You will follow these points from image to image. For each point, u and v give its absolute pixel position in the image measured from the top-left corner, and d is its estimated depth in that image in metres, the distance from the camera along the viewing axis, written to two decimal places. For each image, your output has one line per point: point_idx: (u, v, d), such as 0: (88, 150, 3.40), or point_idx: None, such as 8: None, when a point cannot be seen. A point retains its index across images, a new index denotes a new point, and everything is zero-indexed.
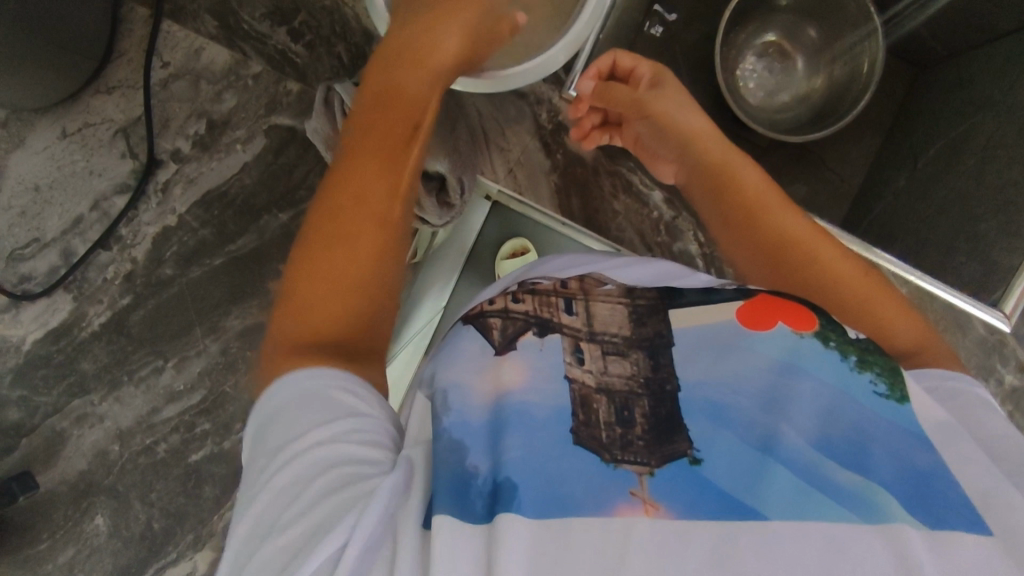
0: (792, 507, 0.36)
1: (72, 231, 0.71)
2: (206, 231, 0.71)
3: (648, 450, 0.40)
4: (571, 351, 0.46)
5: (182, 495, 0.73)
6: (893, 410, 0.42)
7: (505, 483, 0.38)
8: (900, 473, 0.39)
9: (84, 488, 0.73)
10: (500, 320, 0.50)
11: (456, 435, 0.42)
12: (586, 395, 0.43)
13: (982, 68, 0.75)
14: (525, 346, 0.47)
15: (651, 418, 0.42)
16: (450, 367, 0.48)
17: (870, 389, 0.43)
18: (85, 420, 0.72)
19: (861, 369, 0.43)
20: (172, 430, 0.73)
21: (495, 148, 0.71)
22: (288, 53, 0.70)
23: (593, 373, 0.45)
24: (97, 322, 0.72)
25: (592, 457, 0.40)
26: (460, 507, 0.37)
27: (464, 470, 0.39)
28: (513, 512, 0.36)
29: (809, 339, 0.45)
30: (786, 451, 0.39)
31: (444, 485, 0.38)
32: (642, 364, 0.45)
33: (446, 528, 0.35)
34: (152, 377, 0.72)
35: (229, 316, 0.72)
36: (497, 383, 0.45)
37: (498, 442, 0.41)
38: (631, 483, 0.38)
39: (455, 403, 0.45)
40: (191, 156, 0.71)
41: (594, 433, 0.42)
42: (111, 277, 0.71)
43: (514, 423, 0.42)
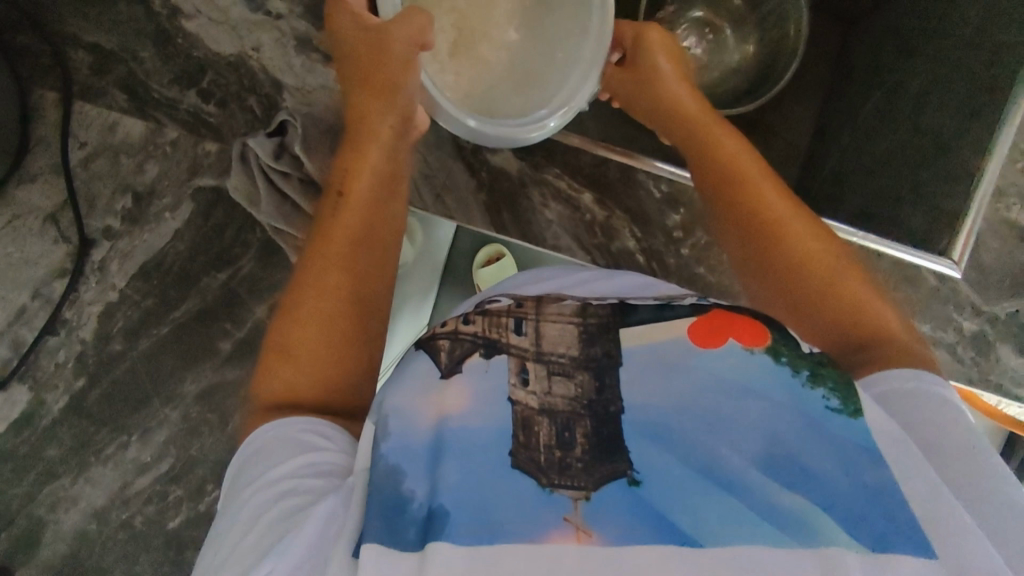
0: (731, 533, 0.39)
1: (18, 322, 0.72)
2: (150, 301, 0.72)
3: (585, 475, 0.42)
4: (517, 371, 0.47)
5: (166, 563, 0.73)
6: (845, 426, 0.44)
7: (439, 510, 0.40)
8: (845, 486, 0.41)
9: (69, 572, 0.73)
10: (448, 342, 0.51)
11: (393, 462, 0.43)
12: (528, 416, 0.45)
13: (908, 20, 0.78)
14: (471, 368, 0.48)
15: (592, 437, 0.44)
16: (398, 392, 0.48)
17: (823, 405, 0.44)
18: (60, 504, 0.73)
19: (812, 384, 0.45)
20: (146, 501, 0.73)
21: (420, 176, 0.70)
22: (200, 114, 0.69)
23: (536, 394, 0.46)
24: (56, 408, 0.72)
25: (530, 482, 0.42)
26: (390, 535, 0.38)
27: (401, 496, 0.41)
28: (441, 541, 0.38)
29: (759, 354, 0.47)
30: (727, 472, 0.42)
31: (379, 510, 0.40)
32: (586, 386, 0.47)
33: (373, 559, 0.37)
34: (118, 453, 0.73)
35: (184, 381, 0.72)
36: (439, 408, 0.47)
37: (436, 468, 0.43)
38: (564, 508, 0.40)
39: (397, 429, 0.45)
40: (122, 230, 0.71)
41: (533, 455, 0.44)
42: (62, 361, 0.72)
43: (451, 450, 0.44)
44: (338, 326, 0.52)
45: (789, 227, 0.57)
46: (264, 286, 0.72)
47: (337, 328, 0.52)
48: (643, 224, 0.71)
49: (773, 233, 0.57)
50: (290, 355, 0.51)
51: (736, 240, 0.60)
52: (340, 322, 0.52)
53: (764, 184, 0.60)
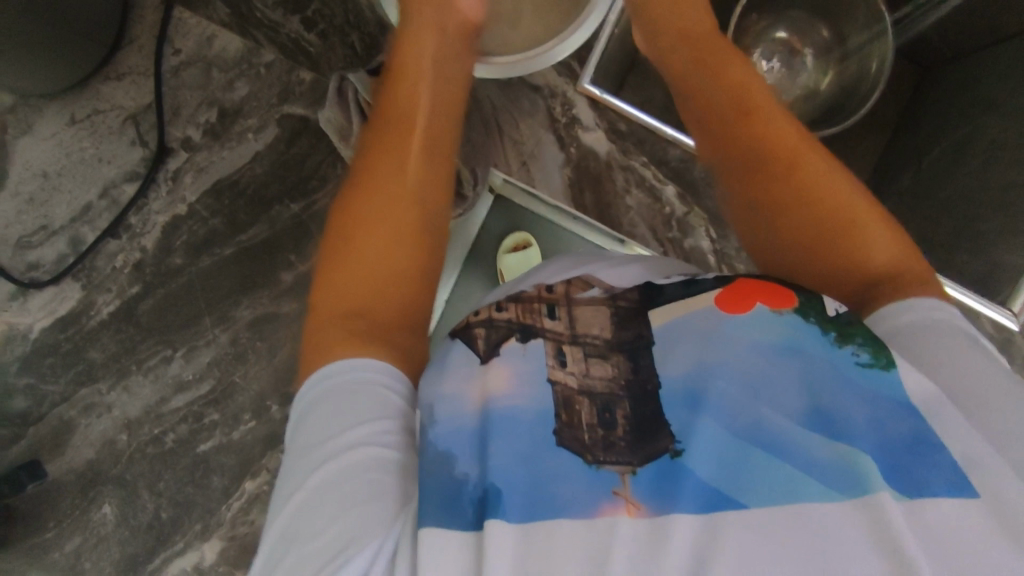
0: (774, 495, 0.33)
1: (80, 220, 0.70)
2: (217, 220, 0.71)
3: (631, 449, 0.37)
4: (554, 354, 0.40)
5: (190, 485, 0.73)
6: (877, 382, 0.36)
7: (492, 490, 0.36)
8: (883, 444, 0.34)
9: (91, 477, 0.72)
10: (484, 329, 0.42)
11: (443, 446, 0.38)
12: (568, 396, 0.39)
13: (990, 69, 0.73)
14: (508, 353, 0.41)
15: (632, 419, 0.38)
16: (431, 373, 0.41)
17: (851, 361, 0.37)
18: (93, 409, 0.72)
19: (840, 341, 0.37)
20: (181, 420, 0.72)
21: (509, 140, 0.69)
22: (301, 42, 0.68)
23: (575, 375, 0.39)
24: (105, 311, 0.71)
25: (576, 460, 0.36)
26: (449, 516, 0.34)
27: (451, 479, 0.36)
28: (497, 518, 0.34)
29: (788, 316, 0.39)
30: (759, 434, 0.35)
31: (425, 491, 0.36)
32: (620, 368, 0.40)
33: (433, 541, 0.33)
34: (160, 367, 0.72)
35: (239, 306, 0.72)
36: (482, 388, 0.40)
37: (484, 445, 0.38)
38: (613, 483, 0.35)
39: (442, 414, 0.39)
40: (202, 144, 0.70)
41: (577, 435, 0.37)
42: (120, 266, 0.71)
43: (498, 426, 0.38)
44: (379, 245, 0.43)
45: (798, 161, 0.46)
46: None
47: (373, 243, 0.43)
48: (720, 226, 0.69)
49: (780, 174, 0.46)
50: (327, 266, 0.43)
51: (742, 190, 0.48)
52: (382, 238, 0.44)
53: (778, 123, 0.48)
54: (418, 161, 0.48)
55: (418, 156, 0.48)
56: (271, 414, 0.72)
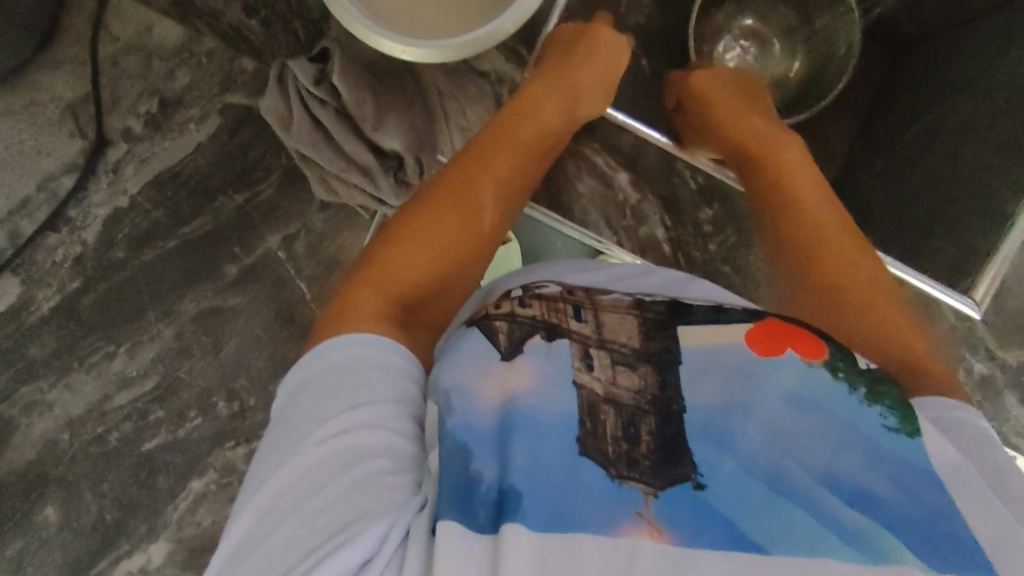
0: (801, 544, 0.30)
1: (21, 212, 0.69)
2: (160, 213, 0.69)
3: (653, 470, 0.33)
4: (581, 355, 0.38)
5: (135, 486, 0.71)
6: (902, 446, 0.35)
7: (511, 493, 0.31)
8: (913, 512, 0.32)
9: (33, 478, 0.71)
10: (506, 323, 0.39)
11: (460, 440, 0.34)
12: (593, 403, 0.36)
13: (964, 46, 0.63)
14: (532, 351, 0.38)
15: (657, 437, 0.35)
16: (450, 367, 0.37)
17: (879, 423, 0.35)
18: (34, 407, 0.70)
19: (870, 402, 0.36)
20: (125, 418, 0.70)
21: (456, 127, 0.67)
22: (242, 29, 0.66)
23: (602, 381, 0.37)
24: (46, 306, 0.70)
25: (594, 472, 0.33)
26: (462, 515, 0.30)
27: (464, 477, 0.32)
28: (517, 521, 0.30)
29: (818, 368, 0.37)
30: (788, 488, 0.33)
31: (444, 491, 0.31)
32: (647, 381, 0.37)
33: (449, 539, 0.29)
34: (103, 363, 0.70)
35: (184, 300, 0.70)
36: (503, 388, 0.36)
37: (505, 450, 0.33)
38: (635, 502, 0.32)
39: (459, 405, 0.35)
40: (143, 135, 0.69)
41: (601, 447, 0.34)
42: (61, 260, 0.70)
43: (518, 428, 0.34)
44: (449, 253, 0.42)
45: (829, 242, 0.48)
46: (280, 215, 0.70)
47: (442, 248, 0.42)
48: (675, 214, 0.67)
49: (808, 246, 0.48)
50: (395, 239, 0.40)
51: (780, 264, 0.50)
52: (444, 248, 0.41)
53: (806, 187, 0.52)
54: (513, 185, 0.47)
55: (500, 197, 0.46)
56: (217, 411, 0.70)
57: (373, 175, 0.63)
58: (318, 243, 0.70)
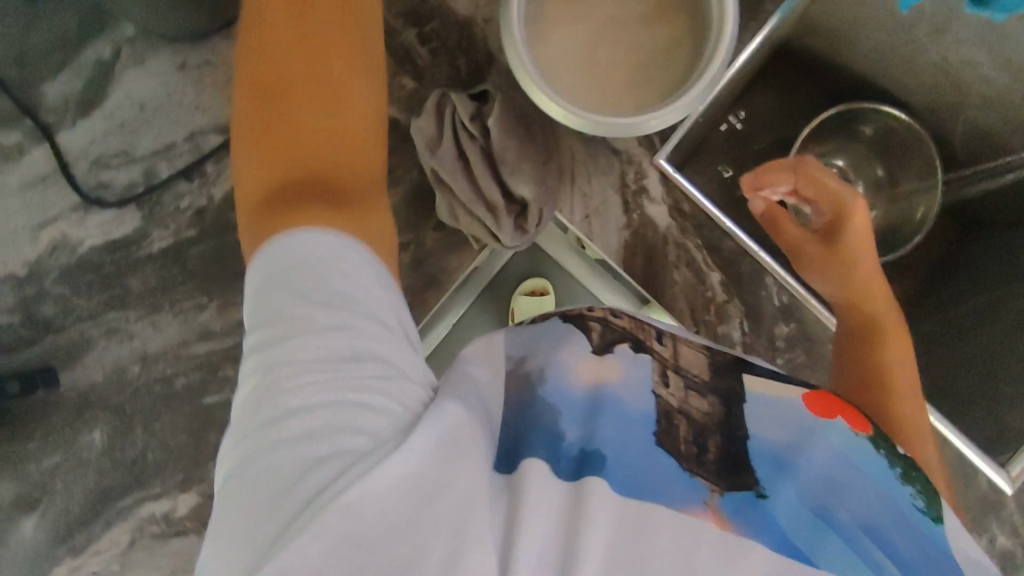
0: (836, 559, 0.39)
1: (161, 155, 0.74)
2: None
3: (718, 473, 0.42)
4: (659, 372, 0.47)
5: (185, 434, 0.73)
6: (924, 525, 0.43)
7: (595, 455, 0.42)
8: (916, 556, 0.42)
9: (92, 400, 0.73)
10: (598, 326, 0.50)
11: (555, 404, 0.46)
12: (668, 412, 0.45)
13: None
14: (620, 352, 0.48)
15: (723, 451, 0.44)
16: (552, 348, 0.48)
17: (912, 501, 0.44)
18: (115, 334, 0.74)
19: (903, 480, 0.45)
20: (196, 367, 0.73)
21: (578, 193, 0.71)
22: (412, 54, 0.72)
23: (675, 397, 0.46)
24: (157, 245, 0.74)
25: (669, 462, 0.43)
26: (553, 464, 0.42)
27: (556, 434, 0.44)
28: (600, 477, 0.41)
29: (864, 439, 0.46)
30: (831, 520, 0.42)
31: (531, 439, 0.44)
32: (715, 407, 0.46)
33: (537, 477, 0.40)
34: (191, 312, 0.74)
35: None
36: (595, 376, 0.47)
37: (594, 421, 0.44)
38: (702, 494, 0.41)
39: (560, 377, 0.47)
40: None
41: (674, 443, 0.44)
42: (184, 207, 0.74)
43: (608, 410, 0.45)
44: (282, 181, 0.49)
45: (897, 378, 0.55)
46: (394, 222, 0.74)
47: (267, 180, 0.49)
48: (753, 321, 0.70)
49: (875, 369, 0.56)
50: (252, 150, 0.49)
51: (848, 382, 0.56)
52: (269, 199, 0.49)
53: (889, 324, 0.58)
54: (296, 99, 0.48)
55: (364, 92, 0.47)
56: None
57: (498, 214, 0.68)
58: (423, 259, 0.73)
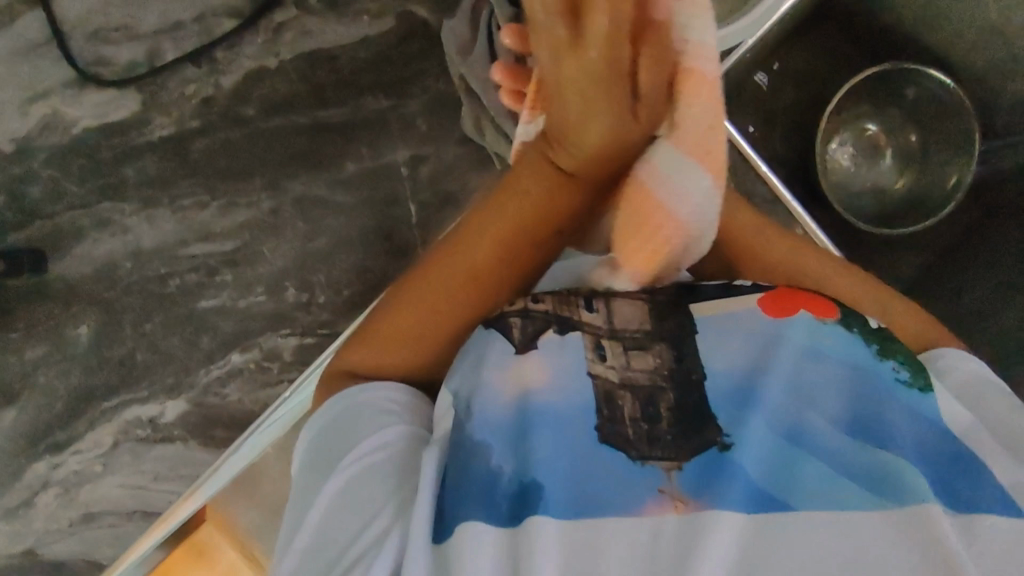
0: (818, 487, 0.34)
1: (168, 35, 0.68)
2: (302, 87, 0.68)
3: (676, 445, 0.37)
4: (593, 347, 0.41)
5: (177, 337, 0.69)
6: (914, 399, 0.39)
7: (532, 487, 0.36)
8: (923, 446, 0.37)
9: (80, 293, 0.69)
10: (519, 320, 0.42)
11: (480, 437, 0.38)
12: (610, 390, 0.39)
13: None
14: (546, 346, 0.41)
15: (675, 410, 0.38)
16: (474, 367, 0.41)
17: (893, 374, 0.39)
18: (107, 226, 0.69)
19: (881, 355, 0.40)
20: (192, 269, 0.69)
21: None
22: None
23: (616, 369, 0.40)
24: (157, 134, 0.68)
25: (613, 455, 0.37)
26: (486, 510, 0.35)
27: (489, 474, 0.37)
28: (540, 514, 0.34)
29: (832, 325, 0.41)
30: (811, 438, 0.37)
31: (461, 488, 0.36)
32: (661, 360, 0.40)
33: (470, 537, 0.34)
34: (191, 210, 0.69)
35: (293, 179, 0.69)
36: (518, 383, 0.40)
37: (525, 441, 0.38)
38: (657, 479, 0.35)
39: (476, 404, 0.40)
40: (316, 9, 0.68)
41: (619, 429, 0.38)
42: (189, 95, 0.68)
43: (537, 423, 0.38)
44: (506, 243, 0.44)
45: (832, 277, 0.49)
46: (415, 132, 0.69)
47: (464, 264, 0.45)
48: None
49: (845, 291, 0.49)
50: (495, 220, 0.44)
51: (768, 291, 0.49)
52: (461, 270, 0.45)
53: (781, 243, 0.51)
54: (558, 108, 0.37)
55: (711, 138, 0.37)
56: (285, 295, 0.69)
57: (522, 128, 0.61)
58: (441, 175, 0.69)
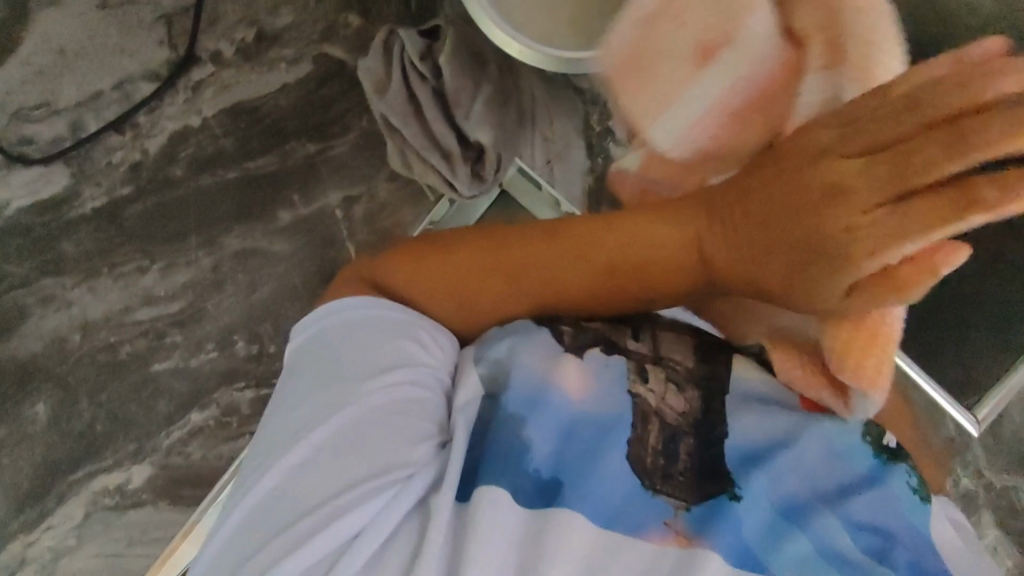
0: None
1: (88, 106, 0.68)
2: (227, 142, 0.68)
3: (690, 487, 0.34)
4: (637, 370, 0.37)
5: (134, 402, 0.69)
6: (916, 511, 0.33)
7: (554, 481, 0.33)
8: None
9: (32, 371, 0.69)
10: (570, 328, 0.37)
11: (519, 409, 0.34)
12: (644, 413, 0.35)
13: None
14: (589, 358, 0.37)
15: (695, 458, 0.35)
16: (513, 338, 0.36)
17: (908, 485, 0.34)
18: (52, 302, 0.69)
19: (893, 459, 0.35)
20: (141, 334, 0.69)
21: (541, 137, 0.63)
22: None
23: (654, 395, 0.36)
24: (89, 206, 0.69)
25: (631, 478, 0.34)
26: (513, 484, 0.32)
27: (518, 445, 0.33)
28: (569, 508, 0.32)
29: (855, 427, 0.36)
30: (807, 518, 0.33)
31: (487, 455, 0.33)
32: (692, 406, 0.36)
33: (489, 514, 0.31)
34: (133, 276, 0.69)
35: (229, 233, 0.69)
36: (555, 373, 0.35)
37: (560, 442, 0.34)
38: (664, 513, 0.33)
39: (515, 373, 0.35)
40: (231, 62, 0.69)
41: (638, 455, 0.34)
42: (116, 163, 0.68)
43: (574, 434, 0.35)
44: (485, 268, 0.37)
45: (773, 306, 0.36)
46: (344, 173, 0.69)
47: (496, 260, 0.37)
48: None
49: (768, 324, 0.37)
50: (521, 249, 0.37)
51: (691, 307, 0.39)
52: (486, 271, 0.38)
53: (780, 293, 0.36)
54: (826, 196, 0.28)
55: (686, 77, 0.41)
56: (236, 349, 0.69)
57: (453, 161, 0.63)
58: (377, 212, 0.69)
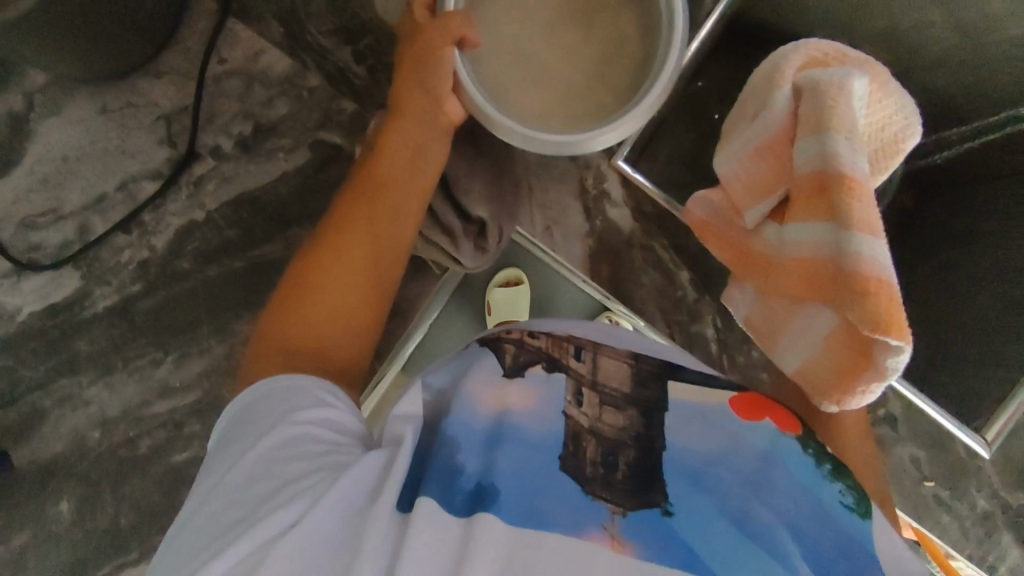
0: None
1: (93, 208, 0.70)
2: (232, 232, 0.70)
3: (626, 493, 0.34)
4: (573, 391, 0.40)
5: (156, 494, 0.70)
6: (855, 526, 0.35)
7: (487, 489, 0.34)
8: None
9: (53, 471, 0.70)
10: (513, 346, 0.44)
11: (451, 432, 0.38)
12: (577, 432, 0.38)
13: None
14: (532, 375, 0.42)
15: (635, 467, 0.36)
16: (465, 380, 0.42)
17: (836, 497, 0.37)
18: (69, 401, 0.70)
19: (834, 478, 0.38)
20: (159, 426, 0.70)
21: (537, 205, 0.62)
22: (346, 72, 0.65)
23: (587, 416, 0.39)
24: (101, 304, 0.70)
25: (572, 484, 0.35)
26: (442, 497, 0.34)
27: (449, 466, 0.36)
28: (489, 513, 0.33)
29: (791, 439, 0.40)
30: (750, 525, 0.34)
31: (427, 472, 0.36)
32: (632, 421, 0.39)
33: (425, 517, 0.32)
34: (147, 369, 0.70)
35: (239, 320, 0.70)
36: (501, 401, 0.40)
37: (492, 451, 0.37)
38: (602, 517, 0.33)
39: (459, 407, 0.40)
40: (231, 155, 0.70)
41: (579, 464, 0.36)
42: (125, 261, 0.70)
43: (507, 437, 0.37)
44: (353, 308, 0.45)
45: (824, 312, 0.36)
46: None
47: (356, 313, 0.46)
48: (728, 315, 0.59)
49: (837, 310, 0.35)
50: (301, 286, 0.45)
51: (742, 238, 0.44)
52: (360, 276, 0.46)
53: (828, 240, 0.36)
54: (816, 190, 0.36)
55: (782, 76, 0.40)
56: None
57: (456, 238, 0.59)
58: None
